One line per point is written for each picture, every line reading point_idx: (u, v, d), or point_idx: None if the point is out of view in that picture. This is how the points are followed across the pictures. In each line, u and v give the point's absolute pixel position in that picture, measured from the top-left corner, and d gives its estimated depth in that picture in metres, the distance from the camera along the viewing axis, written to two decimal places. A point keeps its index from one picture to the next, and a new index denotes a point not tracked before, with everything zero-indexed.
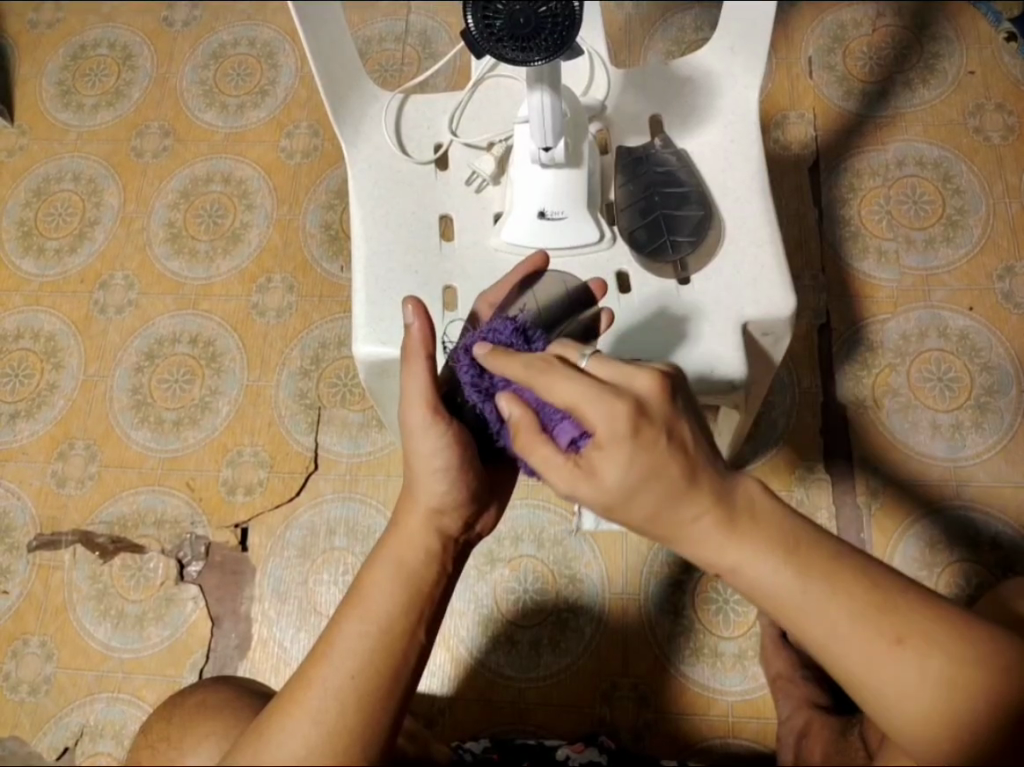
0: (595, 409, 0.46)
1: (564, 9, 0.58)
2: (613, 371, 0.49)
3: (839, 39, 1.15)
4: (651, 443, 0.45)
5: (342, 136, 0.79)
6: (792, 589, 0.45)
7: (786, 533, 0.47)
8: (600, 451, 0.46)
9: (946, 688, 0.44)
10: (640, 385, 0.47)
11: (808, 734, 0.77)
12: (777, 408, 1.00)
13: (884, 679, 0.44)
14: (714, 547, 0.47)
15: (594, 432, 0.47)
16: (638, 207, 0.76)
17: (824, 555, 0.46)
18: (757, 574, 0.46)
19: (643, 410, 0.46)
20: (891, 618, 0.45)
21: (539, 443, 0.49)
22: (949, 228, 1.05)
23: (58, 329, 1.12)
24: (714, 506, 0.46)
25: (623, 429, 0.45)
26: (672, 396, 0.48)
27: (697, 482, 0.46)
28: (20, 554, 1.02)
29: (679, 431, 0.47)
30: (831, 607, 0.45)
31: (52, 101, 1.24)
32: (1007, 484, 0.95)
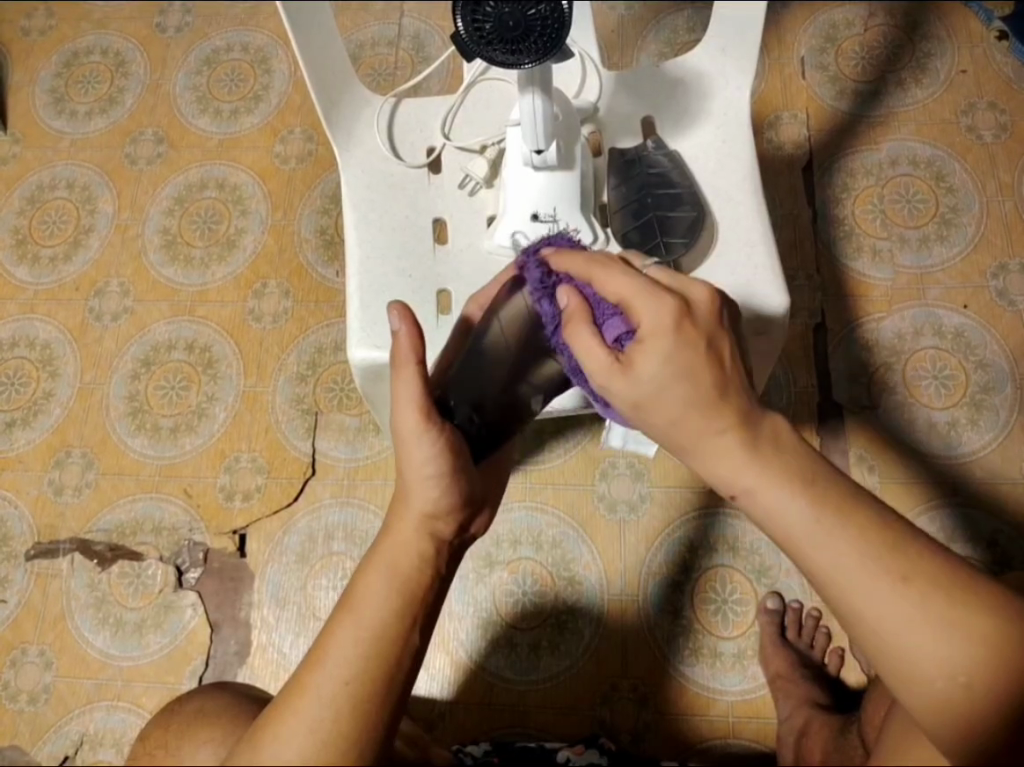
0: (646, 305, 0.53)
1: (553, 12, 0.58)
2: (668, 284, 0.55)
3: (831, 39, 1.15)
4: (691, 341, 0.51)
5: (334, 141, 0.79)
6: (804, 517, 0.47)
7: (802, 466, 0.49)
8: (641, 346, 0.52)
9: (949, 632, 0.44)
10: (691, 296, 0.54)
11: (808, 733, 0.78)
12: (774, 407, 1.00)
13: (886, 621, 0.44)
14: (730, 463, 0.50)
15: (641, 327, 0.53)
16: (632, 209, 0.76)
17: (836, 494, 0.48)
18: (772, 503, 0.48)
19: (689, 313, 0.52)
20: (896, 557, 0.45)
21: (581, 332, 0.55)
22: (942, 227, 1.05)
23: (54, 337, 1.12)
24: (738, 425, 0.50)
25: (666, 324, 0.51)
26: (719, 313, 0.53)
27: (724, 399, 0.50)
28: (18, 563, 1.02)
29: (719, 344, 0.52)
30: (838, 536, 0.46)
31: (45, 109, 1.24)
32: (1003, 481, 0.95)
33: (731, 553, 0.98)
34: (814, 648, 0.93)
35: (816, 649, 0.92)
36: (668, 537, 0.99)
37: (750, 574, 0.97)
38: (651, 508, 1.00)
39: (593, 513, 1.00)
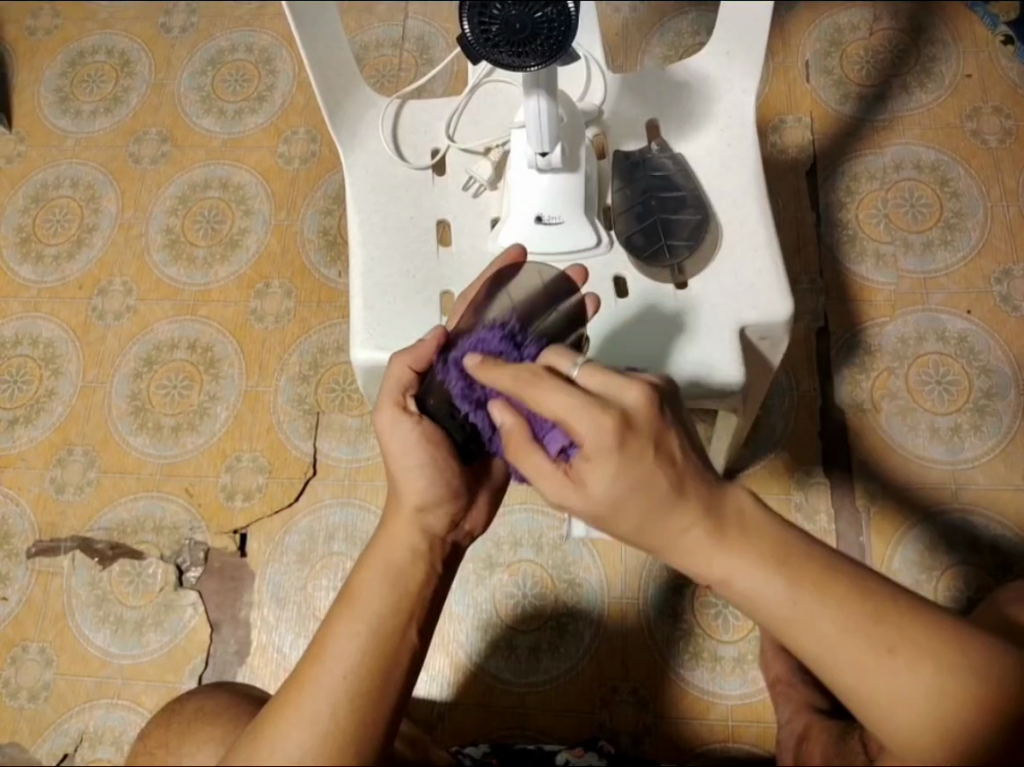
0: (582, 423, 0.47)
1: (560, 13, 0.58)
2: (601, 386, 0.49)
3: (836, 43, 1.15)
4: (636, 457, 0.46)
5: (339, 140, 0.79)
6: (781, 599, 0.44)
7: (776, 545, 0.45)
8: (586, 464, 0.47)
9: (941, 696, 0.42)
10: (628, 400, 0.48)
11: (808, 735, 0.74)
12: (775, 411, 1.00)
13: (877, 696, 0.43)
14: (705, 560, 0.46)
15: (580, 445, 0.48)
16: (636, 212, 0.76)
17: (812, 565, 0.45)
18: (747, 587, 0.45)
19: (629, 423, 0.47)
20: (884, 628, 0.43)
21: (530, 450, 0.51)
22: (947, 232, 1.05)
23: (57, 335, 1.12)
24: (704, 517, 0.46)
25: (608, 443, 0.46)
26: (661, 410, 0.48)
27: (684, 495, 0.46)
28: (19, 561, 1.02)
29: (666, 444, 0.47)
30: (821, 617, 0.43)
31: (50, 108, 1.24)
32: (1006, 488, 0.95)
33: None
34: None
35: None
36: None
37: None
38: None
39: None
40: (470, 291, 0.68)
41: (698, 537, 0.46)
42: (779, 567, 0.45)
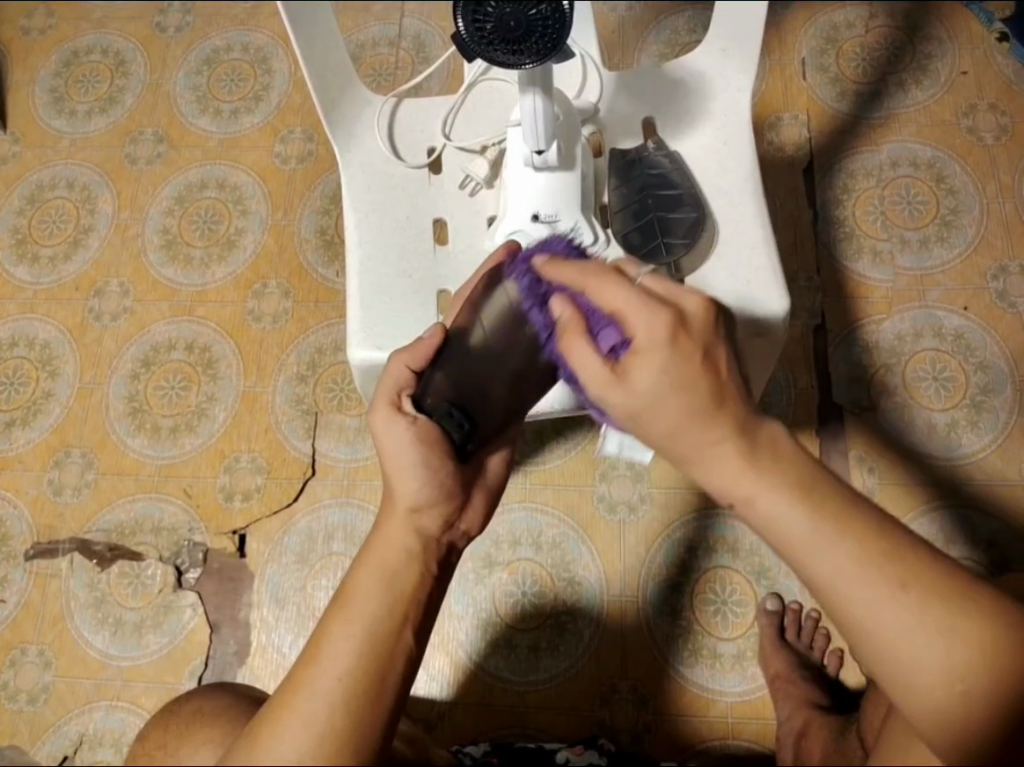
0: (639, 316, 0.48)
1: (555, 11, 0.58)
2: (662, 289, 0.51)
3: (832, 41, 1.15)
4: (687, 355, 0.47)
5: (334, 140, 0.79)
6: (802, 525, 0.44)
7: (801, 476, 0.45)
8: (634, 359, 0.48)
9: (948, 635, 0.42)
10: (686, 306, 0.49)
11: (807, 734, 0.76)
12: (773, 408, 1.01)
13: (884, 630, 0.43)
14: (730, 477, 0.46)
15: (632, 341, 0.48)
16: (633, 211, 0.76)
17: (836, 498, 0.45)
18: (770, 510, 0.45)
19: (684, 324, 0.48)
20: (898, 566, 0.43)
21: (576, 343, 0.50)
22: (943, 229, 1.05)
23: (53, 337, 1.12)
24: (738, 433, 0.46)
25: (662, 337, 0.47)
26: (717, 322, 0.49)
27: (724, 403, 0.46)
28: (17, 563, 1.02)
29: (716, 354, 0.48)
30: (837, 545, 0.44)
31: (45, 108, 1.24)
32: (1003, 483, 0.95)
33: (730, 554, 0.98)
34: (813, 648, 0.92)
35: (816, 650, 0.92)
36: (667, 538, 0.99)
37: (749, 575, 0.97)
38: (650, 509, 1.00)
39: (593, 514, 1.00)
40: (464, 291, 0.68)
41: (728, 452, 0.46)
42: (803, 496, 0.45)
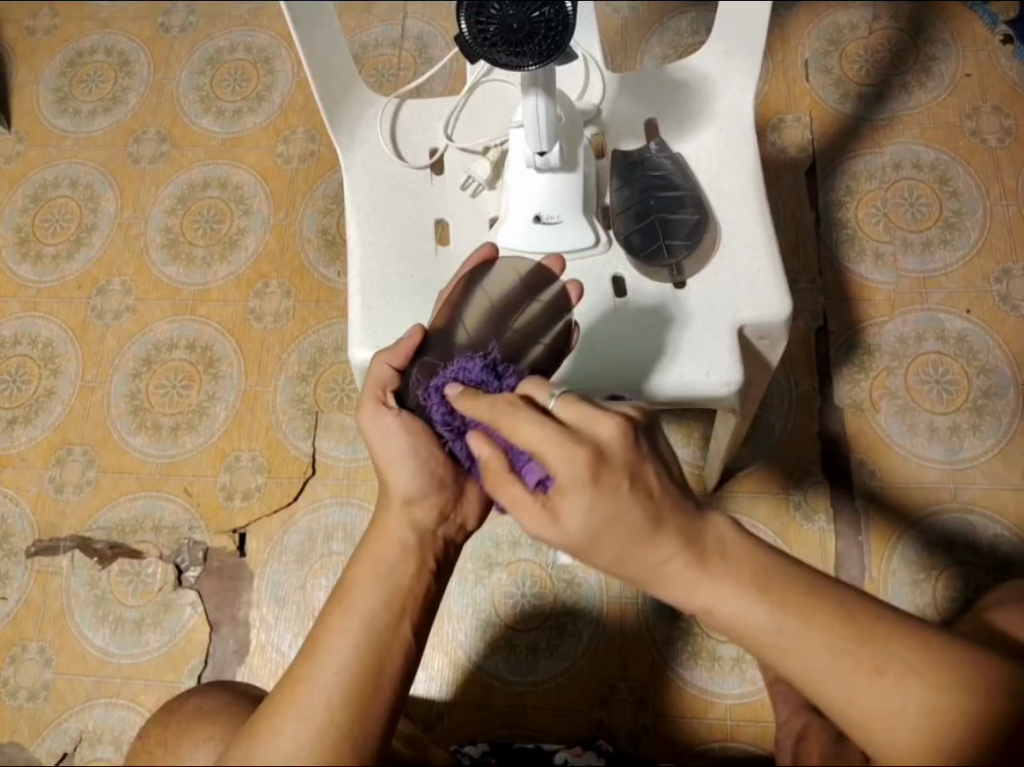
0: (557, 457, 0.45)
1: (557, 13, 0.58)
2: (574, 415, 0.48)
3: (835, 43, 1.15)
4: (611, 489, 0.44)
5: (337, 140, 0.79)
6: (767, 624, 0.43)
7: (760, 571, 0.44)
8: (561, 496, 0.45)
9: (928, 710, 0.42)
10: (602, 432, 0.46)
11: (809, 731, 0.61)
12: (774, 411, 1.00)
13: (868, 715, 0.42)
14: (685, 589, 0.45)
15: (556, 477, 0.46)
16: (634, 212, 0.76)
17: (798, 590, 0.44)
18: (734, 613, 0.44)
19: (602, 457, 0.45)
20: (870, 649, 0.42)
21: (505, 483, 0.48)
22: (946, 232, 1.05)
23: (56, 335, 1.12)
24: (684, 546, 0.45)
25: (583, 476, 0.44)
26: (635, 441, 0.46)
27: (662, 526, 0.45)
28: (18, 560, 1.02)
29: (642, 477, 0.46)
30: (805, 636, 0.43)
31: (49, 108, 1.24)
32: (1006, 487, 0.94)
33: None
34: None
35: None
36: None
37: None
38: None
39: None
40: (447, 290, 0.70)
41: (679, 566, 0.45)
42: (762, 593, 0.43)
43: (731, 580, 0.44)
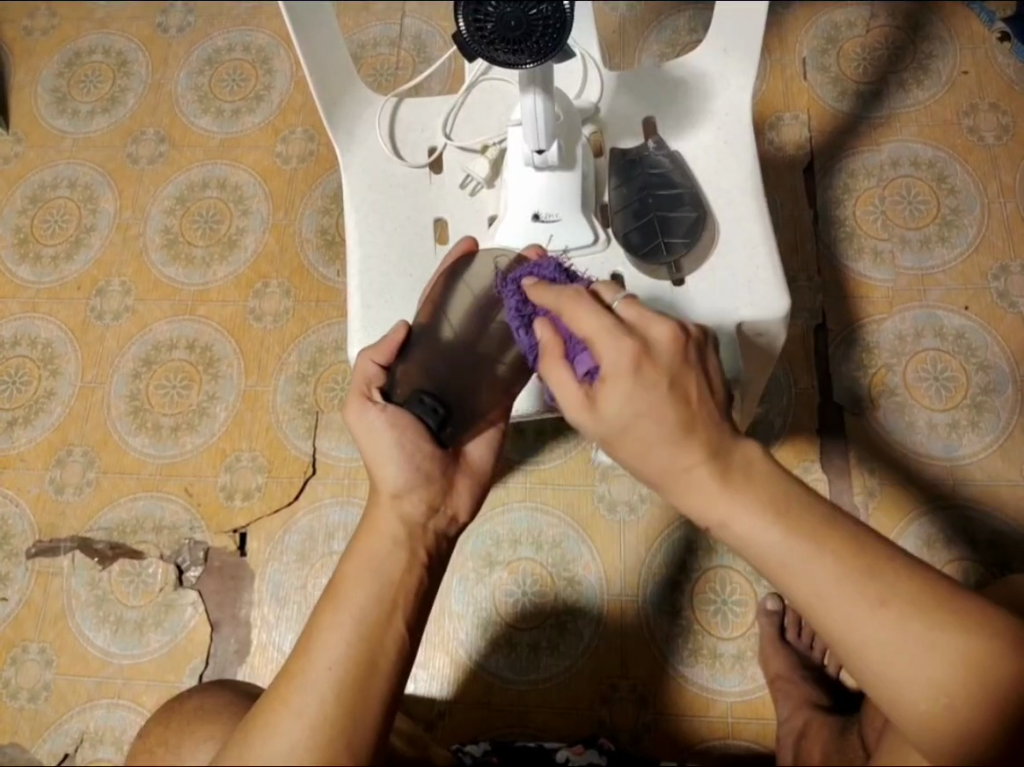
0: (606, 345, 0.48)
1: (556, 11, 0.58)
2: (633, 317, 0.50)
3: (833, 41, 1.15)
4: (650, 383, 0.47)
5: (335, 140, 0.79)
6: (777, 544, 0.44)
7: (778, 499, 0.46)
8: (603, 386, 0.48)
9: (932, 648, 0.42)
10: (654, 334, 0.49)
11: (807, 734, 0.69)
12: (774, 408, 1.01)
13: (870, 646, 0.43)
14: (702, 500, 0.46)
15: (602, 367, 0.49)
16: (633, 210, 0.76)
17: (812, 517, 0.45)
18: (746, 529, 0.45)
19: (648, 354, 0.48)
20: (876, 583, 0.43)
21: (552, 368, 0.51)
22: (944, 229, 1.05)
23: (56, 336, 1.12)
24: (709, 457, 0.46)
25: (627, 365, 0.47)
26: (686, 348, 0.48)
27: (692, 433, 0.46)
28: (19, 561, 1.02)
29: (684, 383, 0.47)
30: (815, 562, 0.44)
31: (47, 108, 1.24)
32: (1005, 483, 0.95)
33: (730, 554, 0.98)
34: (814, 649, 0.91)
35: (816, 650, 0.91)
36: (665, 538, 0.99)
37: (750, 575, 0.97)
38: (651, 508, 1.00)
39: (594, 513, 1.00)
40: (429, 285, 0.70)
41: (701, 476, 0.46)
42: (775, 514, 0.45)
43: (747, 495, 0.45)
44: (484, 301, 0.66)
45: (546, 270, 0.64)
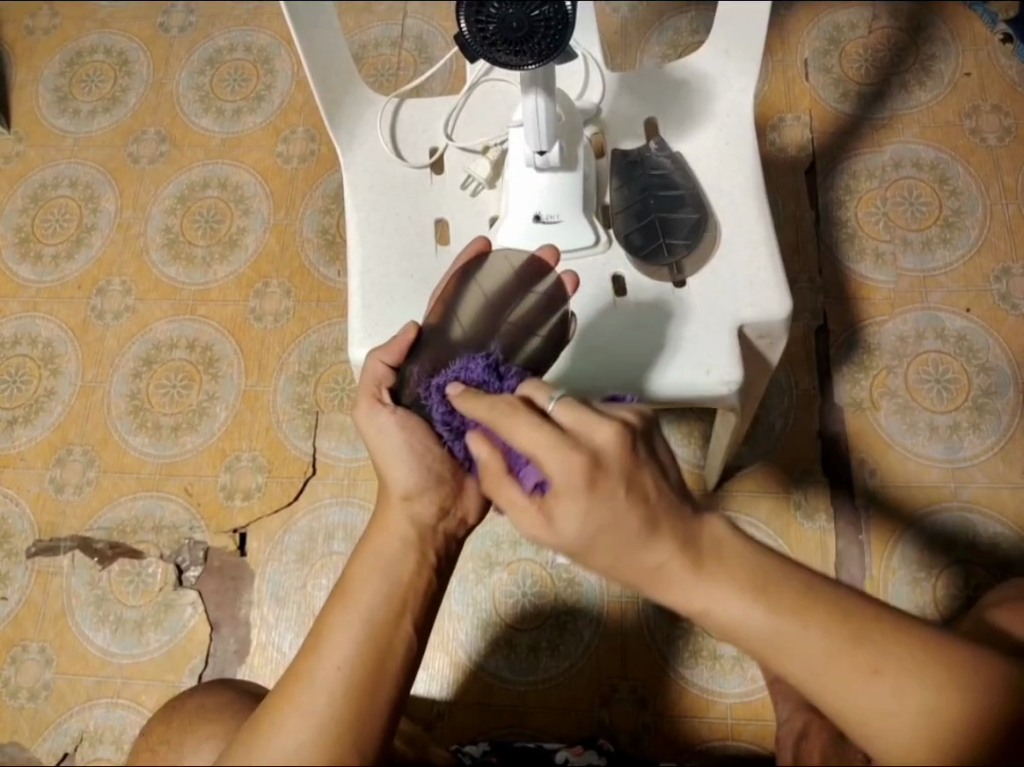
0: (553, 460, 0.44)
1: (558, 12, 0.58)
2: (573, 419, 0.46)
3: (835, 42, 1.15)
4: (606, 500, 0.43)
5: (337, 140, 0.79)
6: (763, 626, 0.42)
7: (755, 574, 0.43)
8: (557, 501, 0.44)
9: (922, 703, 0.42)
10: (599, 439, 0.44)
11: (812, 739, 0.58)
12: (775, 409, 1.00)
13: (863, 712, 0.42)
14: (680, 592, 0.43)
15: (552, 482, 0.44)
16: (635, 211, 0.76)
17: (794, 588, 0.43)
18: (730, 616, 0.42)
19: (600, 466, 0.43)
20: (865, 650, 0.42)
21: (502, 484, 0.48)
22: (945, 230, 1.05)
23: (56, 335, 1.12)
24: (681, 548, 0.43)
25: (579, 484, 0.43)
26: (634, 449, 0.45)
27: (659, 528, 0.43)
28: (19, 561, 1.02)
29: (640, 483, 0.44)
30: (806, 638, 0.42)
31: (48, 108, 1.24)
32: (1006, 486, 0.95)
33: None
34: None
35: None
36: None
37: None
38: None
39: None
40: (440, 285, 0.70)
41: (676, 568, 0.43)
42: (758, 593, 0.42)
43: (725, 579, 0.43)
44: (495, 305, 0.67)
45: (472, 371, 0.62)
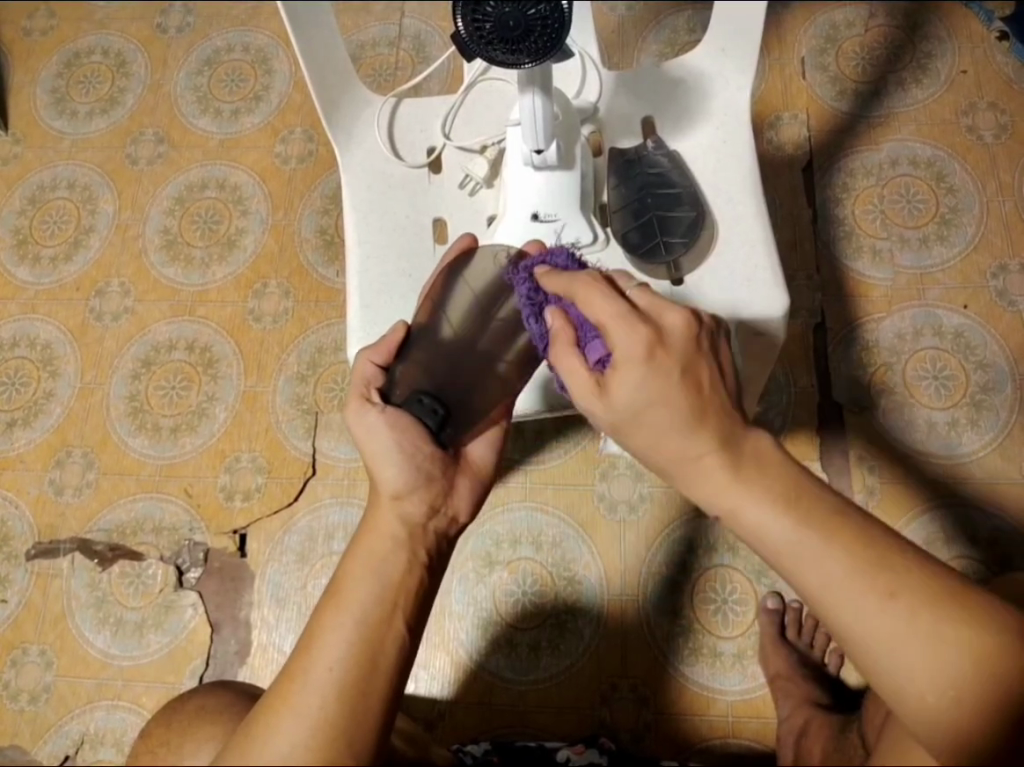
0: (619, 333, 0.50)
1: (554, 11, 0.58)
2: (647, 304, 0.52)
3: (831, 40, 1.15)
4: (663, 370, 0.49)
5: (335, 140, 0.79)
6: (786, 535, 0.46)
7: (789, 486, 0.47)
8: (616, 372, 0.50)
9: (935, 641, 0.43)
10: (667, 320, 0.51)
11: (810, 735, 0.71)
12: (773, 407, 1.01)
13: (876, 635, 0.44)
14: (716, 490, 0.48)
15: (615, 354, 0.51)
16: (632, 210, 0.76)
17: (821, 509, 0.46)
18: (756, 518, 0.47)
19: (662, 340, 0.50)
20: (884, 574, 0.44)
21: (565, 357, 0.54)
22: (942, 228, 1.05)
23: (54, 337, 1.12)
24: (720, 447, 0.48)
25: (639, 353, 0.49)
26: (699, 336, 0.51)
27: (704, 421, 0.48)
28: (19, 563, 1.02)
29: (696, 369, 0.50)
30: (827, 556, 0.45)
31: (45, 109, 1.24)
32: (1004, 481, 0.95)
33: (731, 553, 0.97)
34: (814, 646, 0.92)
35: (816, 647, 0.92)
36: (665, 537, 0.99)
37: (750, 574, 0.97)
38: (651, 507, 1.00)
39: (594, 512, 1.00)
40: (428, 283, 0.69)
41: (710, 464, 0.48)
42: (785, 502, 0.47)
43: (759, 485, 0.47)
44: (489, 296, 0.66)
45: (557, 259, 0.64)
